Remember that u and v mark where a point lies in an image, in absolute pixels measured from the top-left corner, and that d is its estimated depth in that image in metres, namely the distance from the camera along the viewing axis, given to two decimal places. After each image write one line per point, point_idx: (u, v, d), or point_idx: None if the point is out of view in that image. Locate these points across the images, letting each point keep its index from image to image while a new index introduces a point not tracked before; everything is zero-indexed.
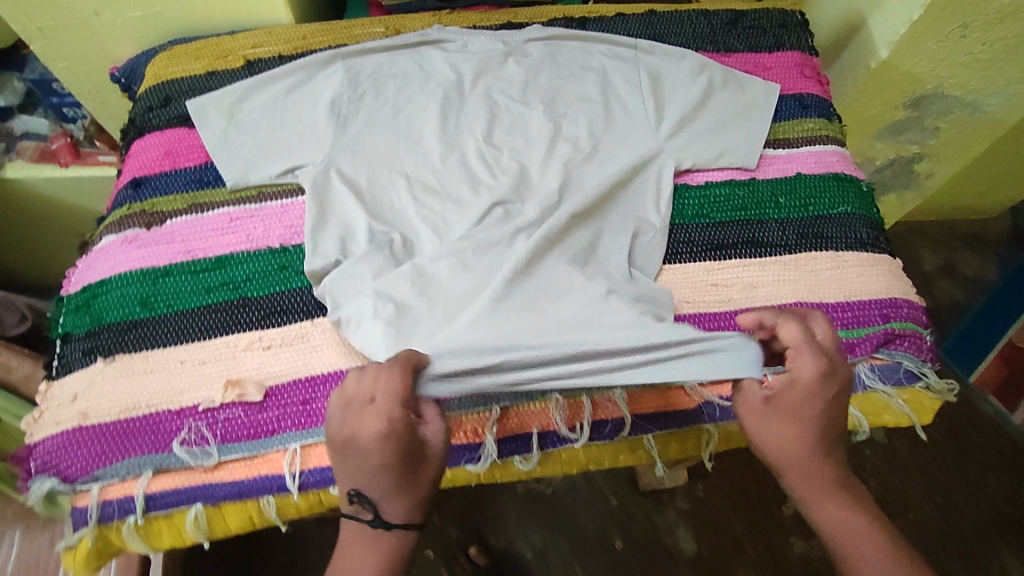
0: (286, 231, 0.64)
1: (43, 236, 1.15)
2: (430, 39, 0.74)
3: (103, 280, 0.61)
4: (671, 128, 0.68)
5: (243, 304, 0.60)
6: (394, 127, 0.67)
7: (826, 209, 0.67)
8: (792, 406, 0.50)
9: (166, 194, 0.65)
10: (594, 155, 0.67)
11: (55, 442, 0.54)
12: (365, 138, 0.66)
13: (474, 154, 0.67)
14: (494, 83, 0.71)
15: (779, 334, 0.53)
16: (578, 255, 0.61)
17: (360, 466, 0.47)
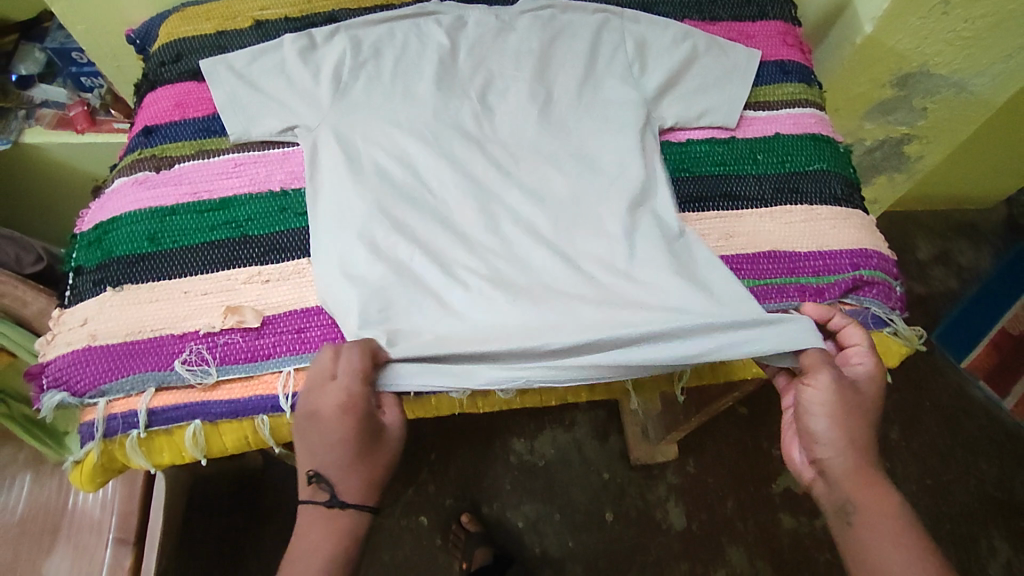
0: (287, 176, 0.67)
1: (57, 196, 1.19)
2: (426, 11, 0.76)
3: (114, 217, 0.65)
4: (653, 93, 0.71)
5: (245, 241, 0.64)
6: (401, 103, 0.70)
7: (802, 166, 0.70)
8: (863, 393, 0.56)
9: (175, 142, 0.69)
10: (594, 133, 0.70)
11: (66, 360, 0.58)
12: (364, 104, 0.69)
13: (469, 124, 0.70)
14: (490, 54, 0.74)
15: (848, 333, 0.59)
16: (574, 231, 0.65)
17: (323, 442, 0.53)
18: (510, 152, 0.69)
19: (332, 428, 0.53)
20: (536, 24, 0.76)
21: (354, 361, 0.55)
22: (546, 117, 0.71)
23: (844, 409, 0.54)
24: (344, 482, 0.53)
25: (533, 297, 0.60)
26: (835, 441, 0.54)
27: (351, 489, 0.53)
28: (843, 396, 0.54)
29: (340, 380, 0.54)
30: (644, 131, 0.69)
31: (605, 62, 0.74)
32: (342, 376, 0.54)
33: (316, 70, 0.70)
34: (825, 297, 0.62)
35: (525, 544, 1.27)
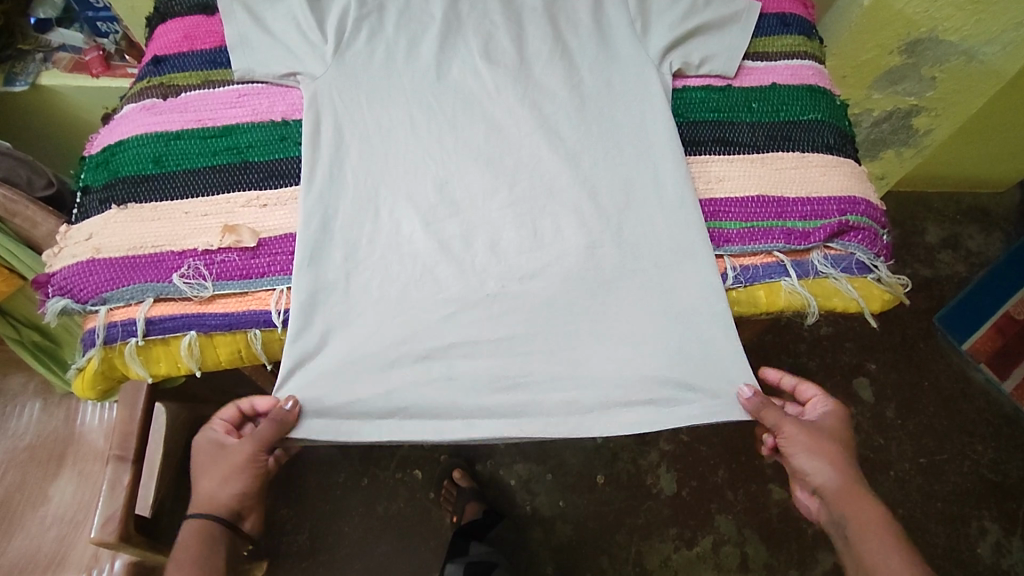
0: (289, 108, 0.70)
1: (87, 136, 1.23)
2: None
3: (121, 140, 0.68)
4: (654, 49, 0.72)
5: (246, 167, 0.66)
6: (402, 68, 0.71)
7: (797, 115, 0.71)
8: (830, 434, 0.63)
9: (183, 72, 0.72)
10: (597, 104, 0.70)
11: (71, 271, 0.60)
12: (364, 55, 0.71)
13: (470, 76, 0.71)
14: (493, 6, 0.75)
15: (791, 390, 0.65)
16: (569, 185, 0.66)
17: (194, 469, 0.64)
18: (512, 119, 0.69)
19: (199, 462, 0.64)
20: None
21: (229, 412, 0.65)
22: (547, 69, 0.72)
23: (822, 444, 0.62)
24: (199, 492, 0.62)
25: (531, 295, 0.62)
26: (823, 475, 0.61)
27: (197, 500, 0.62)
28: (817, 441, 0.62)
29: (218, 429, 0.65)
30: (651, 107, 0.69)
31: (610, 26, 0.75)
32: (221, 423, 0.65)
33: (319, 25, 0.71)
34: (811, 240, 0.63)
35: (516, 503, 1.24)
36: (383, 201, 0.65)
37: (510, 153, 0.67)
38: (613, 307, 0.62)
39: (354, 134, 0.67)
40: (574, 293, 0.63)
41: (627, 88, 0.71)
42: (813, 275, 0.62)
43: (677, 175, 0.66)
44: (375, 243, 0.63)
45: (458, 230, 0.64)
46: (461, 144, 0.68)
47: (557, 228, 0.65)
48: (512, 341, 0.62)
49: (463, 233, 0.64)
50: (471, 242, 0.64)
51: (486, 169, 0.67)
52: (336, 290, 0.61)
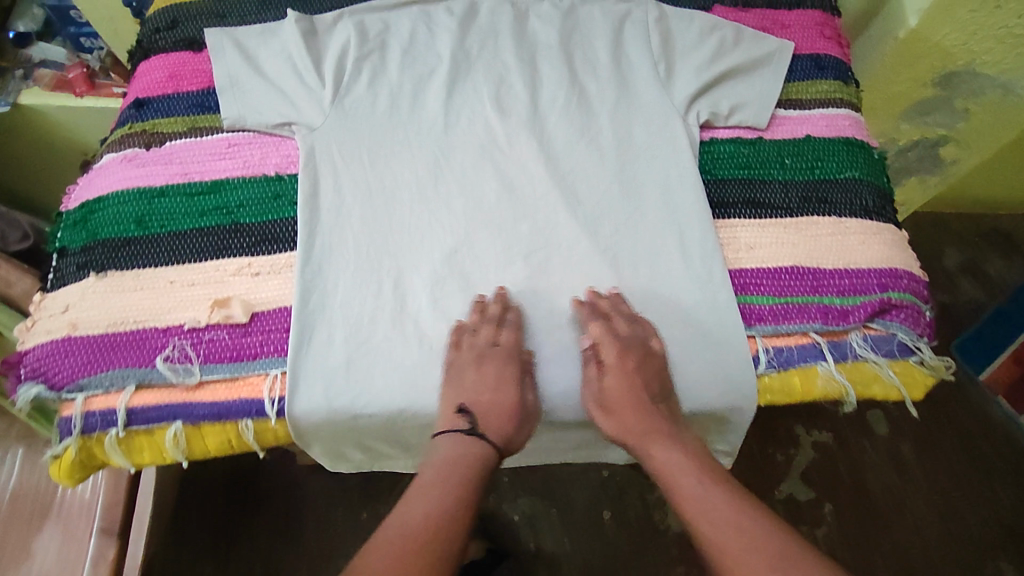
0: (283, 160, 0.65)
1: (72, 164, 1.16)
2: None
3: (101, 196, 0.63)
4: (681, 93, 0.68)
5: (236, 230, 0.61)
6: (407, 120, 0.67)
7: (833, 172, 0.66)
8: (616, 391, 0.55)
9: (168, 117, 0.66)
10: (618, 158, 0.65)
11: (44, 350, 0.55)
12: (365, 107, 0.67)
13: (481, 127, 0.67)
14: (505, 47, 0.70)
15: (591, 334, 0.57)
16: (589, 254, 0.61)
17: (485, 390, 0.55)
18: (526, 176, 0.64)
19: (473, 375, 0.55)
20: (556, 17, 0.73)
21: (490, 332, 0.56)
22: (564, 117, 0.67)
23: (616, 403, 0.55)
24: (488, 423, 0.54)
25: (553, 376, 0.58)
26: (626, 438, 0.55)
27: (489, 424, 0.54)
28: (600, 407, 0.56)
29: (476, 346, 0.56)
30: (677, 167, 0.65)
31: (635, 68, 0.70)
32: (483, 344, 0.56)
33: (317, 68, 0.68)
34: (850, 320, 0.58)
35: (520, 540, 1.20)
36: (387, 272, 0.60)
37: (524, 214, 0.62)
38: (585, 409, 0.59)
39: (357, 195, 0.63)
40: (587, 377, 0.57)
41: (651, 141, 0.66)
42: (852, 358, 0.57)
43: (703, 248, 0.61)
44: (377, 322, 0.58)
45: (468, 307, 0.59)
46: (470, 203, 0.63)
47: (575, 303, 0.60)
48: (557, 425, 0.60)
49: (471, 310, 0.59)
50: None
51: (499, 235, 0.62)
52: (333, 377, 0.55)
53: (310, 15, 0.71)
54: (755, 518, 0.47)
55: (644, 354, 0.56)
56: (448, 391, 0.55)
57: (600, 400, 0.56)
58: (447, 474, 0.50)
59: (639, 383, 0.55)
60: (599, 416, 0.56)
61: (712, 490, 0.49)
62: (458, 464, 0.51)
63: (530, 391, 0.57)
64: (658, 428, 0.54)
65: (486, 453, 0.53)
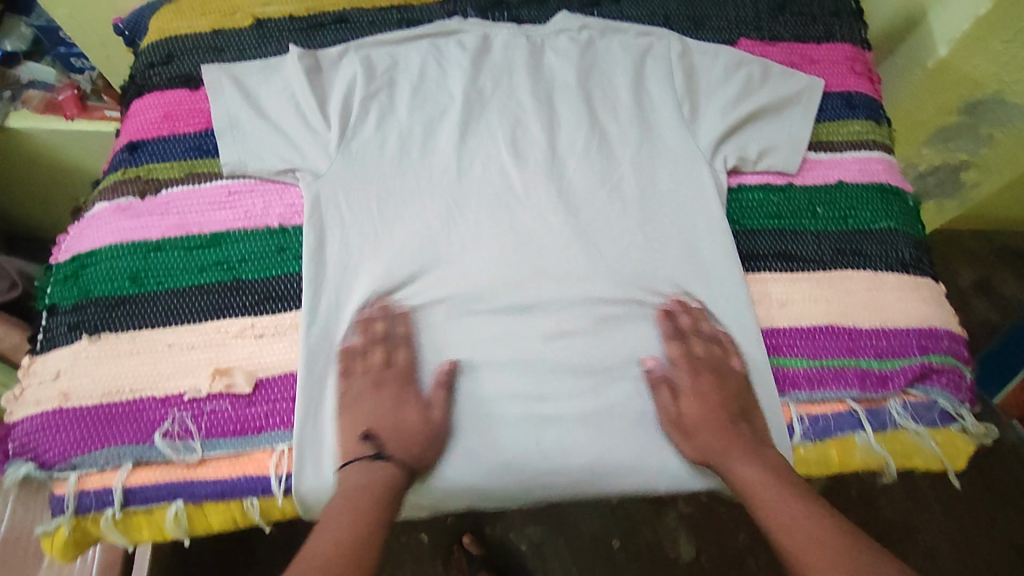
0: (286, 210, 0.61)
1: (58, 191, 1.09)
2: (447, 29, 0.69)
3: (93, 250, 0.59)
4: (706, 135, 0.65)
5: (238, 288, 0.57)
6: (418, 165, 0.63)
7: (867, 222, 0.63)
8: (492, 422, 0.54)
9: (163, 161, 0.62)
10: (641, 207, 0.62)
11: (33, 424, 0.52)
12: (374, 151, 0.63)
13: (497, 173, 0.63)
14: (521, 84, 0.67)
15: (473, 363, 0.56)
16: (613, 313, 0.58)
17: (388, 413, 0.53)
18: (544, 226, 0.61)
19: (372, 400, 0.54)
20: (573, 50, 0.69)
21: (381, 354, 0.55)
22: (584, 162, 0.64)
23: (694, 422, 0.54)
24: (395, 445, 0.52)
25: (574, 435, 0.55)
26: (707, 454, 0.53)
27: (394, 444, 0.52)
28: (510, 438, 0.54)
29: (369, 372, 0.55)
30: (703, 217, 0.62)
31: (658, 109, 0.67)
32: (376, 368, 0.55)
33: (322, 109, 0.64)
34: (889, 386, 0.56)
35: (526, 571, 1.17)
36: (399, 334, 0.57)
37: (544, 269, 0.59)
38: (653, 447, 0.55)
39: (366, 248, 0.59)
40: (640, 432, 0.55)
41: (675, 190, 0.63)
42: (892, 428, 0.55)
43: (732, 307, 0.59)
44: (390, 390, 0.54)
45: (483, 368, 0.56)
46: (486, 255, 0.60)
47: (597, 366, 0.56)
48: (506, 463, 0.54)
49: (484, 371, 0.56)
50: (499, 379, 0.56)
51: (518, 291, 0.58)
52: (344, 451, 0.52)
53: (314, 49, 0.67)
54: (836, 531, 0.47)
55: (725, 372, 0.56)
56: (351, 417, 0.53)
57: (675, 420, 0.55)
58: (359, 502, 0.49)
59: (718, 402, 0.55)
60: (674, 437, 0.55)
61: (789, 502, 0.49)
62: (367, 491, 0.50)
63: (440, 407, 0.54)
64: (739, 444, 0.53)
65: (392, 473, 0.51)
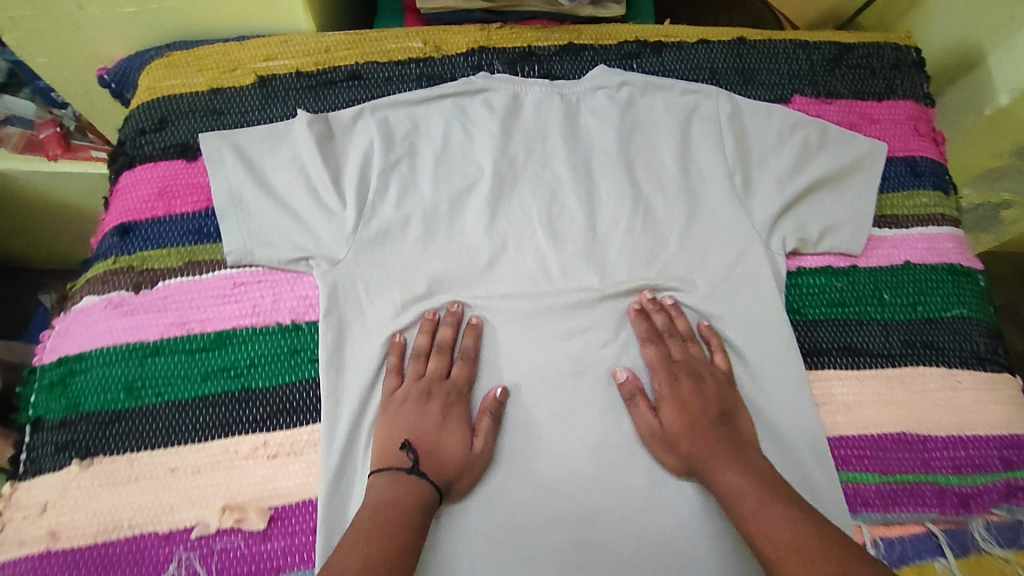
0: (299, 303, 0.55)
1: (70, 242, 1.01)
2: (473, 88, 0.63)
3: (82, 355, 0.52)
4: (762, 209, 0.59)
5: (248, 399, 0.51)
6: (445, 249, 0.57)
7: (938, 309, 0.58)
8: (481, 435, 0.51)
9: (159, 247, 0.56)
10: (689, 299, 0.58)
11: (20, 570, 0.46)
12: (397, 234, 0.57)
13: (531, 255, 0.58)
14: (556, 152, 0.62)
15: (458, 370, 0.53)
16: None
17: (431, 428, 0.50)
18: (585, 318, 0.56)
19: (417, 411, 0.51)
20: (612, 111, 0.63)
21: (441, 364, 0.53)
22: (627, 242, 0.59)
23: (675, 431, 0.51)
24: (433, 468, 0.48)
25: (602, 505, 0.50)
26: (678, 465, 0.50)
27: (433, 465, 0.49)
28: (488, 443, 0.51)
29: (424, 379, 0.52)
30: (756, 304, 0.57)
31: (710, 173, 0.61)
32: (430, 378, 0.53)
33: (336, 182, 0.58)
34: (971, 508, 0.51)
35: None
36: None
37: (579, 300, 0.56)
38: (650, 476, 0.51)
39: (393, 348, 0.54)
40: (645, 466, 0.52)
41: (728, 271, 0.58)
42: (975, 553, 0.50)
43: (794, 410, 0.53)
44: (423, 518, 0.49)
45: (521, 457, 0.51)
46: (533, 348, 0.55)
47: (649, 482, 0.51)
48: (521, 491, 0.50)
49: (535, 490, 0.51)
50: (549, 483, 0.51)
51: (559, 394, 0.53)
52: None
53: (325, 113, 0.60)
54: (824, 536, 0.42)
55: (706, 373, 0.54)
56: (386, 426, 0.50)
57: (658, 433, 0.51)
58: (380, 512, 0.45)
59: (698, 409, 0.52)
60: (659, 452, 0.51)
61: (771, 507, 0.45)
62: (391, 508, 0.45)
63: (484, 437, 0.51)
64: (722, 450, 0.49)
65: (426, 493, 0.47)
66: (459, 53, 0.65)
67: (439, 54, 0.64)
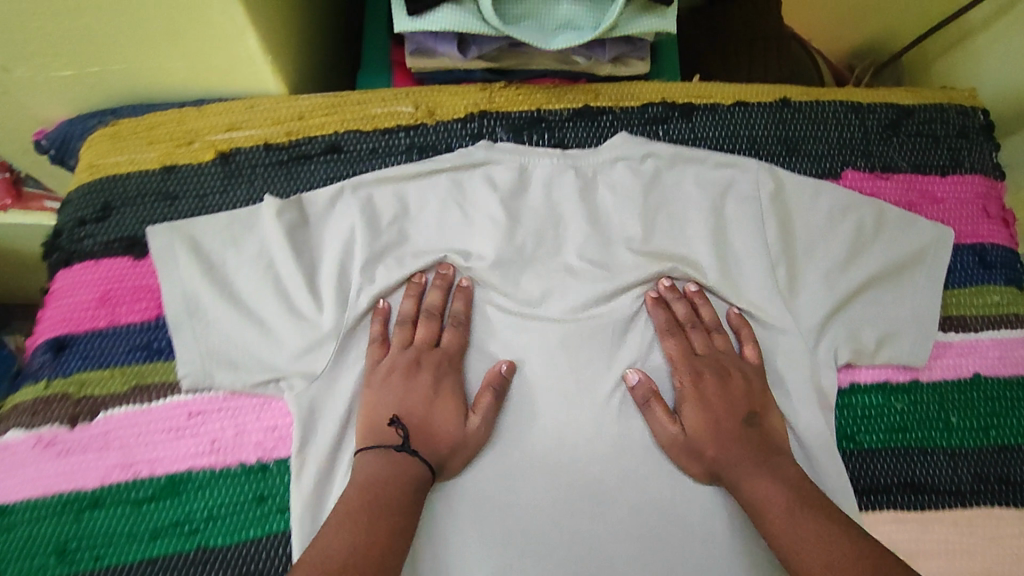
0: (266, 437, 0.47)
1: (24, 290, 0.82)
2: (473, 161, 0.53)
3: (5, 508, 0.44)
4: (811, 310, 0.51)
5: (204, 563, 0.43)
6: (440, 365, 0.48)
7: (1013, 435, 0.50)
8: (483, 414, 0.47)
9: (100, 366, 0.47)
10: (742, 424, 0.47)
11: None
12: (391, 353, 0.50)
13: (544, 367, 0.50)
14: (571, 238, 0.53)
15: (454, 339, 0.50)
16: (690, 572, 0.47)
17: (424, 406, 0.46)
18: (603, 443, 0.49)
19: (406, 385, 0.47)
20: (635, 188, 0.54)
21: (429, 332, 0.49)
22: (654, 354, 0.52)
23: (699, 437, 0.47)
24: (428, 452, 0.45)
25: (619, 501, 0.48)
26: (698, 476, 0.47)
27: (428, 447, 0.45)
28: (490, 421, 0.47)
29: (413, 350, 0.48)
30: (800, 424, 0.49)
31: (747, 259, 0.52)
32: (418, 348, 0.48)
33: (311, 282, 0.49)
34: None
35: None
36: None
37: (591, 293, 0.51)
38: (674, 477, 0.48)
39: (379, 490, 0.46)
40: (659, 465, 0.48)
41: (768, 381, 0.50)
42: None
43: None
44: None
45: None
46: (544, 479, 0.48)
47: None
48: (525, 476, 0.48)
49: None
50: None
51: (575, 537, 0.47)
52: None
53: (298, 196, 0.51)
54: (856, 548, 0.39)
55: (733, 369, 0.49)
56: (372, 400, 0.46)
57: (680, 441, 0.47)
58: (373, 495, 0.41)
59: (719, 408, 0.48)
60: (684, 462, 0.48)
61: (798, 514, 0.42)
62: (383, 486, 0.42)
63: (482, 416, 0.47)
64: (743, 445, 0.46)
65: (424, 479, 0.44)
66: (457, 119, 0.55)
67: (433, 120, 0.55)
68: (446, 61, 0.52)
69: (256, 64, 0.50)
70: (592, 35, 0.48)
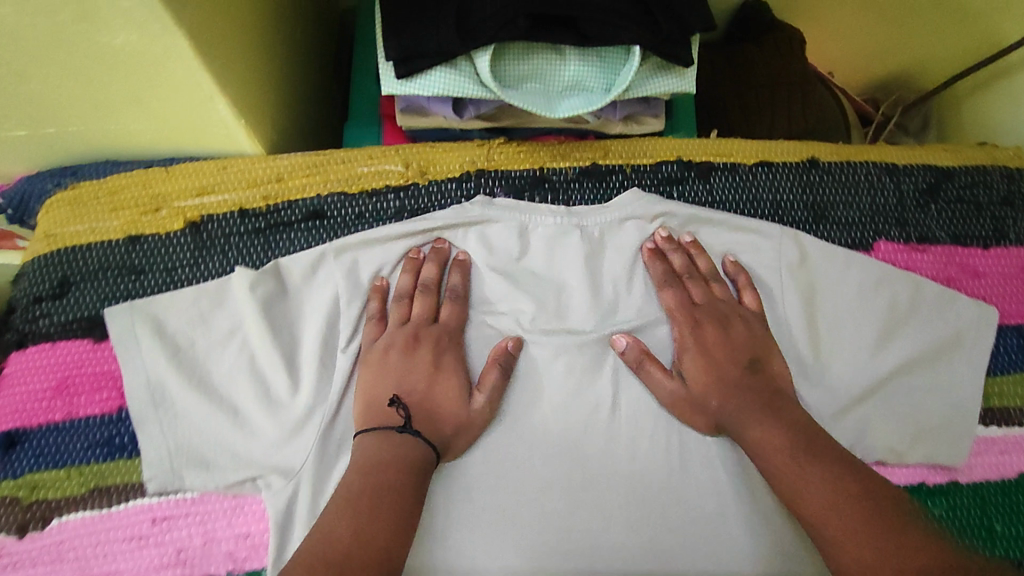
0: (237, 545, 0.42)
1: None
2: (468, 219, 0.48)
3: None
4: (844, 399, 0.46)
5: None
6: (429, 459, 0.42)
7: None
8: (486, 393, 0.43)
9: (54, 465, 0.43)
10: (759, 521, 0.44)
11: None
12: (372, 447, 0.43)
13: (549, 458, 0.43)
14: (578, 305, 0.47)
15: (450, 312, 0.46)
16: None
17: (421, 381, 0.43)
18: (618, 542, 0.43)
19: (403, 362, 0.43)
20: (647, 256, 0.49)
21: (427, 307, 0.46)
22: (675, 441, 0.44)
23: (706, 394, 0.44)
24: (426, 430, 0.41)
25: None
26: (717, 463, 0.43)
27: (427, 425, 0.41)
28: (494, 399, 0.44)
29: (409, 325, 0.45)
30: None
31: (777, 329, 0.48)
32: (416, 323, 0.45)
33: (289, 363, 0.45)
34: None
35: None
36: None
37: (601, 345, 0.46)
38: (687, 466, 0.44)
39: None
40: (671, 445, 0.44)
41: None
42: None
43: None
44: None
45: None
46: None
47: None
48: (526, 453, 0.44)
49: None
50: None
51: None
52: None
53: (275, 264, 0.46)
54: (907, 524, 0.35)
55: (734, 316, 0.46)
56: (366, 381, 0.43)
57: (683, 396, 0.44)
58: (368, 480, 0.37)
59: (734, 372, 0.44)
60: (688, 417, 0.44)
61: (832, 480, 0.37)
62: (384, 469, 0.38)
63: (486, 393, 0.43)
64: (757, 400, 0.42)
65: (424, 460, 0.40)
66: (450, 179, 0.50)
67: (425, 181, 0.50)
68: (441, 120, 0.47)
69: (229, 128, 0.45)
70: (601, 102, 0.43)
